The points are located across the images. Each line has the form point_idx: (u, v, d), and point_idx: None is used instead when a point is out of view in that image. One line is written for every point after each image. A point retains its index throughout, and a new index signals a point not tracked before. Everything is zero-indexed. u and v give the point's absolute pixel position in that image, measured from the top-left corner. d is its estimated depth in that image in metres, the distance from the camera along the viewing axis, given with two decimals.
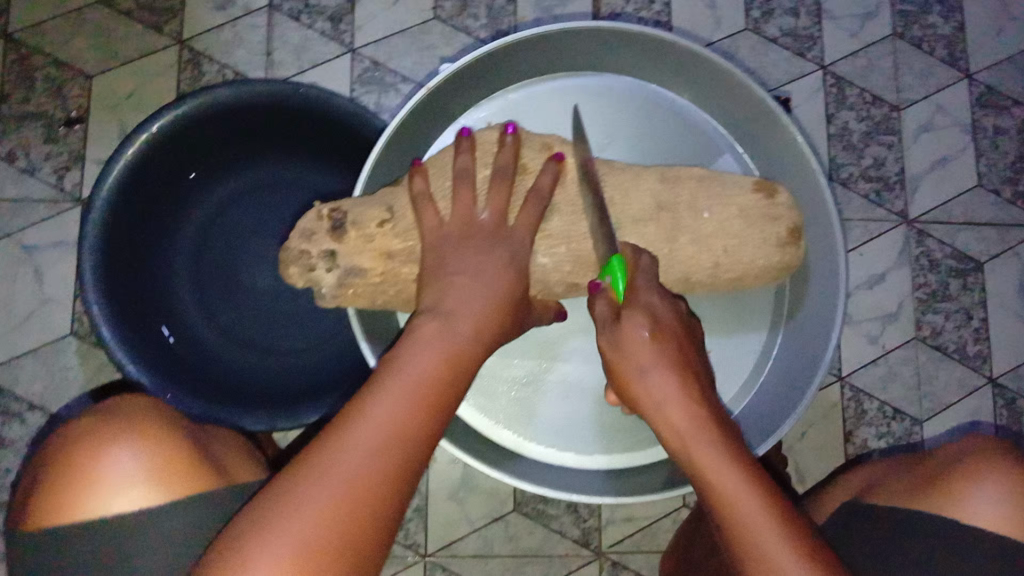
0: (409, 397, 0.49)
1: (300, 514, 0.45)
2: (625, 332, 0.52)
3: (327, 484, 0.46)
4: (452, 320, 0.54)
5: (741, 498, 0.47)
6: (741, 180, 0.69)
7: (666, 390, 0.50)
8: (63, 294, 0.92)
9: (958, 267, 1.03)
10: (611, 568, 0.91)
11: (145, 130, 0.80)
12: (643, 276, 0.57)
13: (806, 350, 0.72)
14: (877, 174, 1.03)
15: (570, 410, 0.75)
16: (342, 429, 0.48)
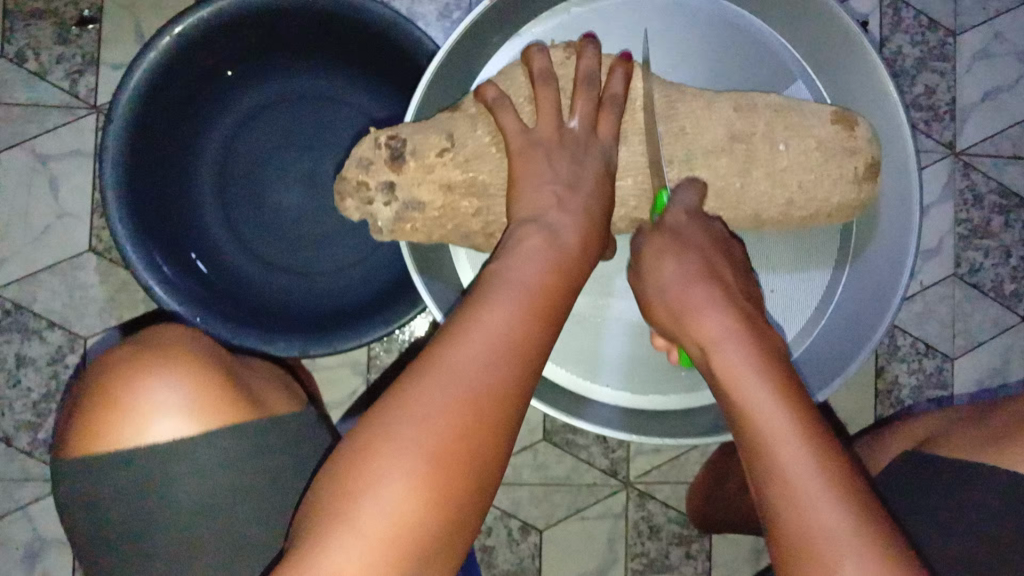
0: (523, 303, 0.49)
1: (422, 412, 0.44)
2: (648, 252, 0.55)
3: (457, 390, 0.45)
4: (556, 234, 0.54)
5: (764, 410, 0.46)
6: (821, 109, 0.66)
7: (686, 293, 0.51)
8: (80, 208, 0.88)
9: (1003, 202, 1.00)
10: (638, 498, 0.91)
11: (165, 35, 0.74)
12: (682, 204, 0.59)
13: (874, 288, 0.71)
14: (927, 103, 0.99)
15: (626, 348, 0.73)
16: (457, 332, 0.47)
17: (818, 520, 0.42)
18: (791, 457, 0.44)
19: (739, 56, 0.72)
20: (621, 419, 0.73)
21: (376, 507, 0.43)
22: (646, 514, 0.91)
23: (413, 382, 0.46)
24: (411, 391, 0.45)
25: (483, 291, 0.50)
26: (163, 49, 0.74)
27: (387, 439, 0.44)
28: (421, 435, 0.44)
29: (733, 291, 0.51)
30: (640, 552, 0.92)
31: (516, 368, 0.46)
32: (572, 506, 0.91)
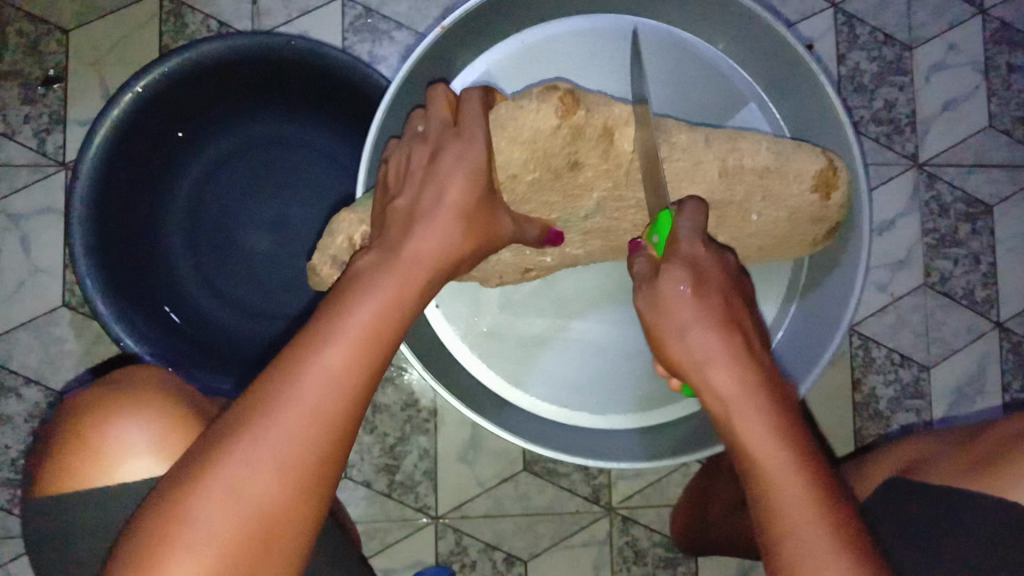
0: (351, 340, 0.45)
1: (235, 477, 0.43)
2: (667, 287, 0.48)
3: (283, 431, 0.43)
4: (397, 251, 0.50)
5: (786, 478, 0.42)
6: (804, 168, 0.65)
7: (711, 345, 0.46)
8: (53, 264, 0.89)
9: (968, 211, 1.01)
10: (622, 523, 0.91)
11: (127, 91, 0.75)
12: (689, 234, 0.51)
13: (825, 308, 0.71)
14: (888, 116, 1.00)
15: (586, 369, 0.74)
16: (279, 376, 0.44)
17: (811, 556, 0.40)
18: (781, 470, 0.43)
19: (697, 78, 0.74)
20: (591, 442, 0.73)
21: (207, 538, 0.42)
22: (630, 539, 0.92)
23: (240, 421, 0.44)
24: (234, 431, 0.44)
25: (322, 311, 0.47)
26: (125, 105, 0.75)
27: (204, 481, 0.43)
28: (245, 479, 0.43)
29: (730, 313, 0.48)
30: None
31: (338, 416, 0.44)
32: (556, 535, 0.91)
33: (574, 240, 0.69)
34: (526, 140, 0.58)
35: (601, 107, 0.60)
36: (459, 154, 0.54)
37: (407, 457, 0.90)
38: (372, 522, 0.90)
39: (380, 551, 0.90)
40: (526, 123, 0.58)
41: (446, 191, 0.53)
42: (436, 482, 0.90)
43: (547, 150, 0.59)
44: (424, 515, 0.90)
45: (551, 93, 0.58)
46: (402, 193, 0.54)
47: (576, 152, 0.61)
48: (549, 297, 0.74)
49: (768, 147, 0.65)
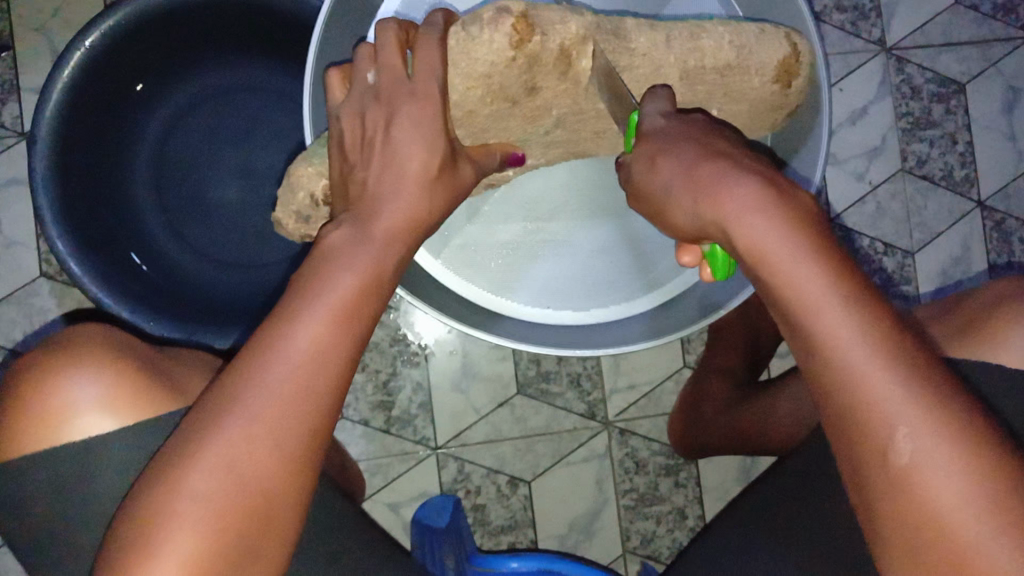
0: (327, 320, 0.45)
1: (212, 465, 0.43)
2: (638, 162, 0.46)
3: (269, 400, 0.43)
4: (371, 221, 0.49)
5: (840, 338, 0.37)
6: (767, 59, 0.62)
7: (745, 214, 0.39)
8: (25, 236, 0.89)
9: (939, 91, 1.00)
10: (620, 436, 0.92)
11: (76, 49, 0.72)
12: (656, 114, 0.49)
13: (791, 190, 0.71)
14: (852, 3, 0.98)
15: (564, 267, 0.75)
16: (254, 364, 0.44)
17: (878, 393, 0.36)
18: (840, 329, 0.37)
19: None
20: (579, 335, 0.75)
21: (188, 528, 0.42)
22: (630, 451, 0.92)
23: (225, 399, 0.44)
24: (219, 409, 0.44)
25: (300, 286, 0.46)
26: (76, 63, 0.73)
27: (194, 459, 0.43)
28: (235, 453, 0.43)
29: (758, 175, 0.41)
30: (630, 489, 0.93)
31: (317, 398, 0.44)
32: (557, 454, 0.92)
33: (536, 153, 0.68)
34: (482, 75, 0.55)
35: (557, 26, 0.55)
36: (415, 107, 0.51)
37: (401, 392, 0.91)
38: (373, 459, 0.90)
39: (384, 487, 0.91)
40: (479, 58, 0.54)
41: (406, 156, 0.50)
42: (432, 414, 0.91)
43: (503, 84, 0.56)
44: (425, 447, 0.91)
45: (501, 17, 0.53)
46: (361, 166, 0.51)
47: (534, 79, 0.57)
48: (516, 201, 0.74)
49: (730, 38, 0.61)
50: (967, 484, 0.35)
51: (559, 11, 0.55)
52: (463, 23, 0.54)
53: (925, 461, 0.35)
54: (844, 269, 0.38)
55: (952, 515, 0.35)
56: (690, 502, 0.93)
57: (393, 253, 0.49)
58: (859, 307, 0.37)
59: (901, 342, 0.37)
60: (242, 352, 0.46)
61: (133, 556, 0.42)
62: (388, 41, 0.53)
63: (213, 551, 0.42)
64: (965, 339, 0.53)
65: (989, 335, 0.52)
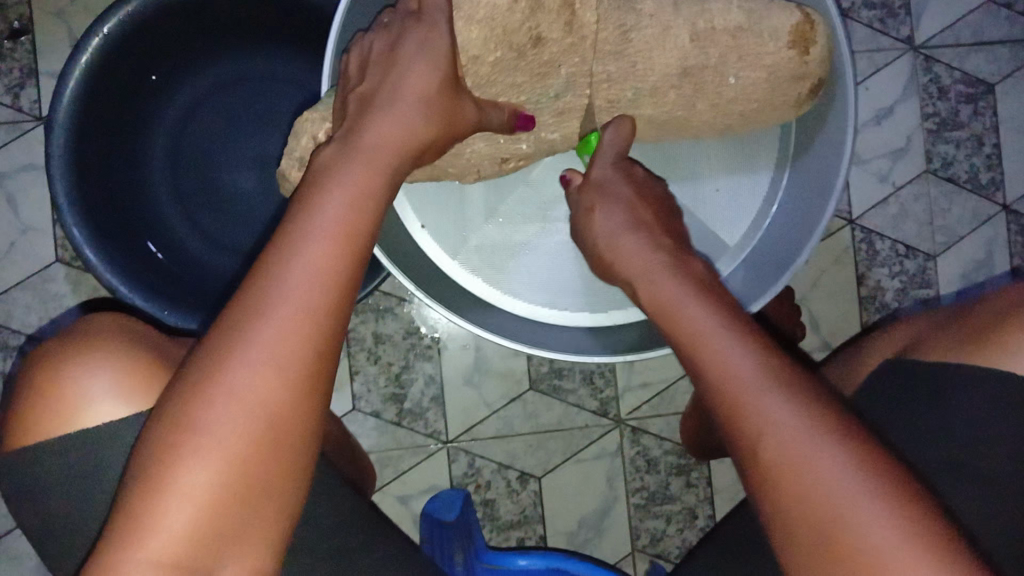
0: (328, 237, 0.44)
1: (218, 388, 0.41)
2: (581, 207, 0.58)
3: (273, 321, 0.41)
4: (357, 140, 0.51)
5: (704, 335, 0.44)
6: (779, 25, 0.63)
7: (647, 262, 0.51)
8: (41, 221, 0.90)
9: (968, 92, 0.98)
10: (632, 434, 0.92)
11: (94, 34, 0.72)
12: (606, 154, 0.60)
13: (812, 189, 0.70)
14: (880, 0, 0.96)
15: (580, 268, 0.74)
16: (251, 286, 0.43)
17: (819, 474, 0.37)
18: (780, 416, 0.39)
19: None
20: (547, 334, 0.74)
21: (198, 454, 0.40)
22: (641, 449, 0.92)
23: (230, 326, 0.42)
24: (221, 339, 0.42)
25: (295, 210, 0.46)
26: (93, 50, 0.72)
27: (202, 392, 0.41)
28: (243, 379, 0.41)
29: (655, 235, 0.53)
30: (641, 488, 0.92)
31: (325, 314, 0.43)
32: (567, 450, 0.92)
33: (547, 123, 0.66)
34: (484, 19, 0.58)
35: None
36: (420, 72, 0.54)
37: (414, 385, 0.91)
38: (384, 450, 0.91)
39: (394, 479, 0.91)
40: (482, 3, 0.57)
41: (409, 80, 0.53)
42: (444, 408, 0.91)
43: (507, 27, 0.59)
44: (435, 441, 0.91)
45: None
46: (366, 86, 0.54)
47: (536, 23, 0.60)
48: (534, 201, 0.73)
49: (738, 4, 0.63)
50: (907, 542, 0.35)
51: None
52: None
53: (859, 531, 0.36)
54: (766, 349, 0.42)
55: (830, 484, 0.37)
56: (700, 503, 0.93)
57: (384, 167, 0.50)
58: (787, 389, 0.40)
59: (771, 356, 0.42)
60: (241, 284, 0.44)
61: (139, 497, 0.39)
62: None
63: (227, 482, 0.40)
64: (977, 343, 0.52)
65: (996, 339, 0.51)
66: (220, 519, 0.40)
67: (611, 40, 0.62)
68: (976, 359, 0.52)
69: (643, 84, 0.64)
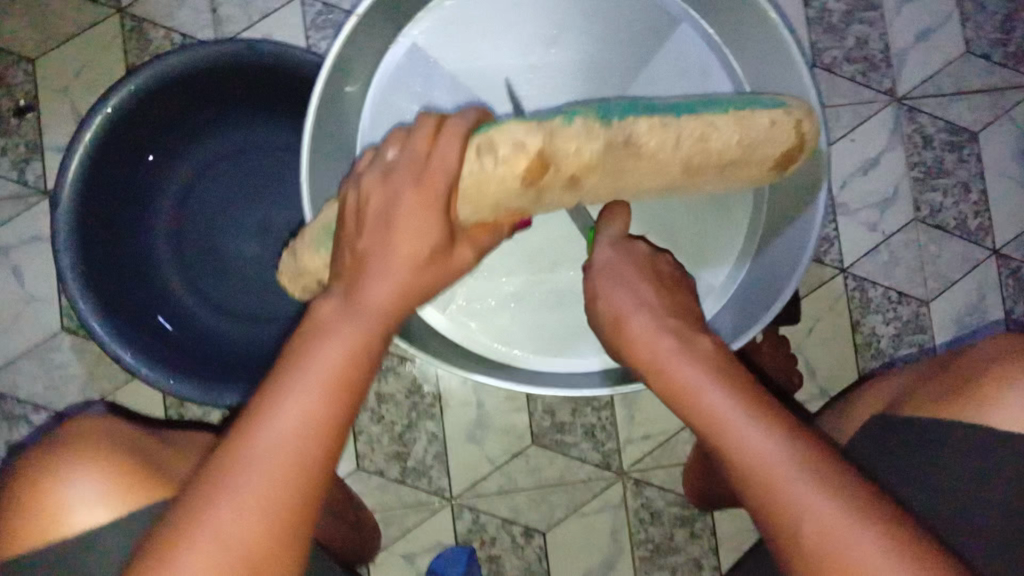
0: (313, 389, 0.45)
1: (188, 557, 0.42)
2: (599, 293, 0.55)
3: (253, 478, 0.43)
4: (359, 293, 0.48)
5: (769, 466, 0.42)
6: (773, 153, 0.57)
7: (687, 371, 0.47)
8: (48, 292, 0.91)
9: (952, 139, 1.00)
10: (634, 487, 0.93)
11: (95, 115, 0.75)
12: (607, 238, 0.60)
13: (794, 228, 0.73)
14: (861, 54, 0.99)
15: (567, 318, 0.76)
16: (236, 447, 0.44)
17: (844, 539, 0.40)
18: (816, 506, 0.41)
19: (625, 23, 0.73)
20: (544, 377, 0.75)
21: None
22: (645, 501, 0.93)
23: (199, 498, 0.43)
24: (198, 501, 0.43)
25: (288, 357, 0.46)
26: (97, 128, 0.75)
27: (171, 558, 0.42)
28: (230, 528, 0.42)
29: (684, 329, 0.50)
30: (645, 539, 0.93)
31: (300, 490, 0.43)
32: (570, 505, 0.92)
33: None
34: (491, 206, 0.52)
35: (572, 150, 0.51)
36: (411, 194, 0.49)
37: (416, 443, 0.91)
38: (388, 510, 0.91)
39: (400, 538, 0.91)
40: (490, 193, 0.51)
41: (401, 240, 0.49)
42: (447, 464, 0.92)
43: (505, 204, 0.53)
44: (439, 498, 0.91)
45: (518, 158, 0.50)
46: (356, 236, 0.51)
47: (540, 195, 0.54)
48: (519, 253, 0.76)
49: (737, 137, 0.55)
50: (890, 557, 0.40)
51: (576, 137, 0.51)
52: (478, 151, 0.51)
53: (849, 539, 0.40)
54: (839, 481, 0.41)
55: None
56: (705, 553, 0.93)
57: (382, 331, 0.49)
58: (797, 454, 0.42)
59: (850, 490, 0.41)
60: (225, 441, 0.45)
61: None
62: (417, 132, 0.51)
63: None
64: (962, 391, 0.58)
65: (979, 397, 0.56)
66: None
67: (603, 181, 0.54)
68: (961, 405, 0.57)
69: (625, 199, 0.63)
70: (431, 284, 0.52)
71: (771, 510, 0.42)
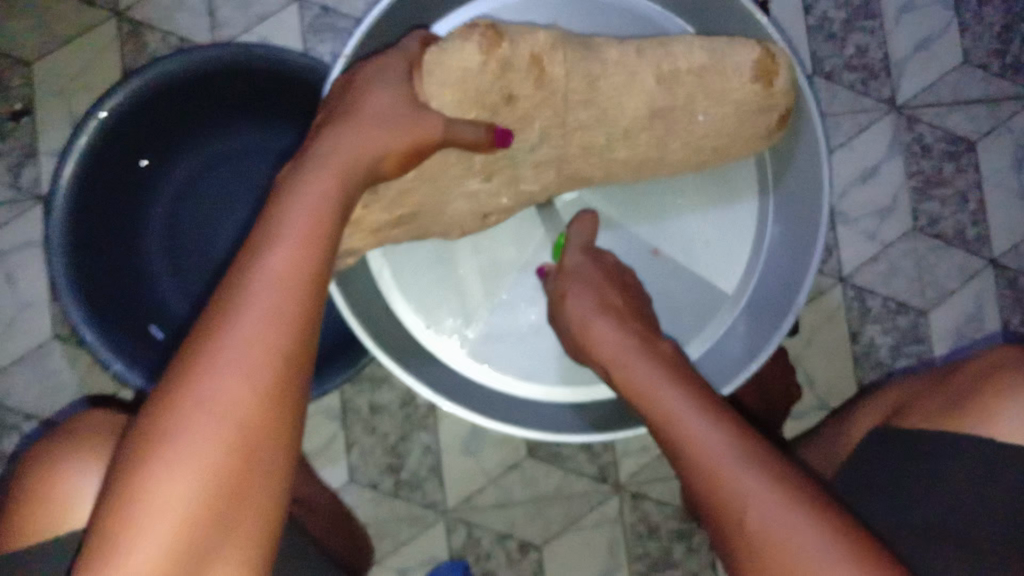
0: (296, 237, 0.42)
1: (193, 409, 0.37)
2: (568, 298, 0.63)
3: (257, 316, 0.39)
4: (323, 157, 0.50)
5: (700, 441, 0.45)
6: (743, 61, 0.64)
7: (638, 367, 0.54)
8: (39, 299, 0.90)
9: (950, 149, 0.99)
10: (632, 500, 0.91)
11: (92, 117, 0.73)
12: (575, 246, 0.67)
13: (797, 235, 0.72)
14: (861, 63, 0.99)
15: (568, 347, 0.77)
16: (230, 292, 0.40)
17: (752, 498, 0.42)
18: (737, 474, 0.43)
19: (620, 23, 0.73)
20: (512, 406, 0.76)
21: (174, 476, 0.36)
22: (642, 515, 0.91)
23: (196, 349, 0.38)
24: (197, 351, 0.38)
25: (268, 214, 0.44)
26: (94, 129, 0.74)
27: (170, 411, 0.37)
28: (221, 391, 0.37)
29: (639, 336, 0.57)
30: (642, 554, 0.91)
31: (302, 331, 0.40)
32: (567, 518, 0.91)
33: (526, 176, 0.68)
34: (457, 81, 0.58)
35: (525, 35, 0.60)
36: (377, 60, 0.58)
37: (411, 454, 0.90)
38: (381, 523, 0.89)
39: (393, 551, 0.89)
40: (452, 66, 0.57)
41: (372, 100, 0.55)
42: (441, 477, 0.90)
43: (479, 90, 0.59)
44: (434, 511, 0.90)
45: (472, 31, 0.58)
46: (327, 111, 0.56)
47: (507, 84, 0.60)
48: (523, 279, 0.76)
49: (700, 47, 0.64)
50: (798, 512, 0.40)
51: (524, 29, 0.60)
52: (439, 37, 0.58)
53: (756, 502, 0.41)
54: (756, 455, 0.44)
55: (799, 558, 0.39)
56: (703, 567, 0.92)
57: (347, 182, 0.49)
58: (722, 431, 0.45)
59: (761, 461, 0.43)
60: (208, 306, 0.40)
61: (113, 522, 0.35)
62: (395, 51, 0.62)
63: (190, 517, 0.36)
64: (964, 405, 0.57)
65: (981, 406, 0.56)
66: (200, 543, 0.36)
67: (579, 90, 0.63)
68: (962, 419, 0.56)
69: (616, 128, 0.65)
70: (400, 152, 0.54)
71: (701, 478, 0.44)
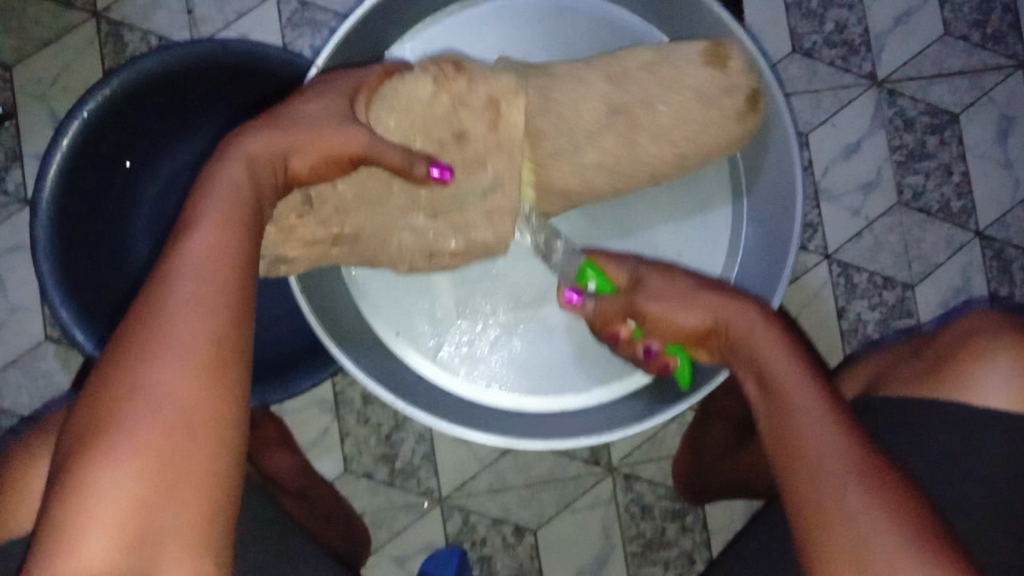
0: (214, 225, 0.45)
1: (135, 391, 0.38)
2: (653, 281, 0.61)
3: (183, 300, 0.41)
4: (236, 146, 0.52)
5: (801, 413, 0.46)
6: (690, 52, 0.67)
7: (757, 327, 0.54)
8: (30, 301, 0.90)
9: (934, 122, 1.00)
10: (624, 481, 0.92)
11: (74, 117, 0.73)
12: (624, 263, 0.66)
13: (775, 217, 0.74)
14: (842, 38, 0.99)
15: (536, 351, 0.79)
16: (156, 283, 0.42)
17: (839, 489, 0.43)
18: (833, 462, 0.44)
19: (585, 37, 0.78)
20: (477, 413, 0.77)
21: (124, 457, 0.37)
22: (635, 496, 0.92)
23: (131, 336, 0.40)
24: (131, 340, 0.40)
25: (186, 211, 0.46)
26: (76, 129, 0.74)
27: (112, 396, 0.38)
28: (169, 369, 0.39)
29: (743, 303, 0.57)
30: (637, 534, 0.92)
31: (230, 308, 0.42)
32: (561, 501, 0.92)
33: (481, 215, 0.68)
34: (401, 113, 0.64)
35: (485, 77, 0.66)
36: (319, 86, 0.61)
37: (404, 443, 0.91)
38: (377, 512, 0.90)
39: (389, 540, 0.90)
40: (404, 97, 0.65)
41: (310, 108, 0.57)
42: (435, 464, 0.91)
43: (428, 122, 0.65)
44: (429, 499, 0.91)
45: (428, 71, 0.66)
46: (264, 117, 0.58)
47: (459, 121, 0.66)
48: (498, 285, 0.78)
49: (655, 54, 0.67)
50: (873, 505, 0.42)
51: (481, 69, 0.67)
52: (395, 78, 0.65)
53: (838, 490, 0.43)
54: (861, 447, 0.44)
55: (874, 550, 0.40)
56: (697, 546, 0.93)
57: (259, 172, 0.51)
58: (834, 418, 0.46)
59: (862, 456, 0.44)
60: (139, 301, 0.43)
61: (65, 507, 0.36)
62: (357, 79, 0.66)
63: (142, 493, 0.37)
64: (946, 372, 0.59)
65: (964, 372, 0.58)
66: (154, 514, 0.37)
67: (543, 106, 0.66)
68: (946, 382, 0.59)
69: (595, 133, 0.66)
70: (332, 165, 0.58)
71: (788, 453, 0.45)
